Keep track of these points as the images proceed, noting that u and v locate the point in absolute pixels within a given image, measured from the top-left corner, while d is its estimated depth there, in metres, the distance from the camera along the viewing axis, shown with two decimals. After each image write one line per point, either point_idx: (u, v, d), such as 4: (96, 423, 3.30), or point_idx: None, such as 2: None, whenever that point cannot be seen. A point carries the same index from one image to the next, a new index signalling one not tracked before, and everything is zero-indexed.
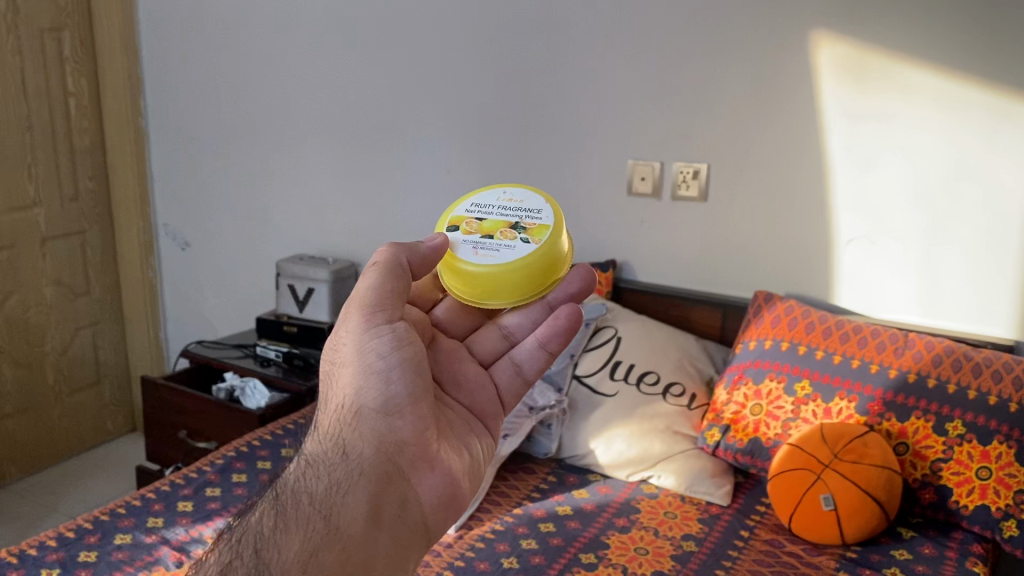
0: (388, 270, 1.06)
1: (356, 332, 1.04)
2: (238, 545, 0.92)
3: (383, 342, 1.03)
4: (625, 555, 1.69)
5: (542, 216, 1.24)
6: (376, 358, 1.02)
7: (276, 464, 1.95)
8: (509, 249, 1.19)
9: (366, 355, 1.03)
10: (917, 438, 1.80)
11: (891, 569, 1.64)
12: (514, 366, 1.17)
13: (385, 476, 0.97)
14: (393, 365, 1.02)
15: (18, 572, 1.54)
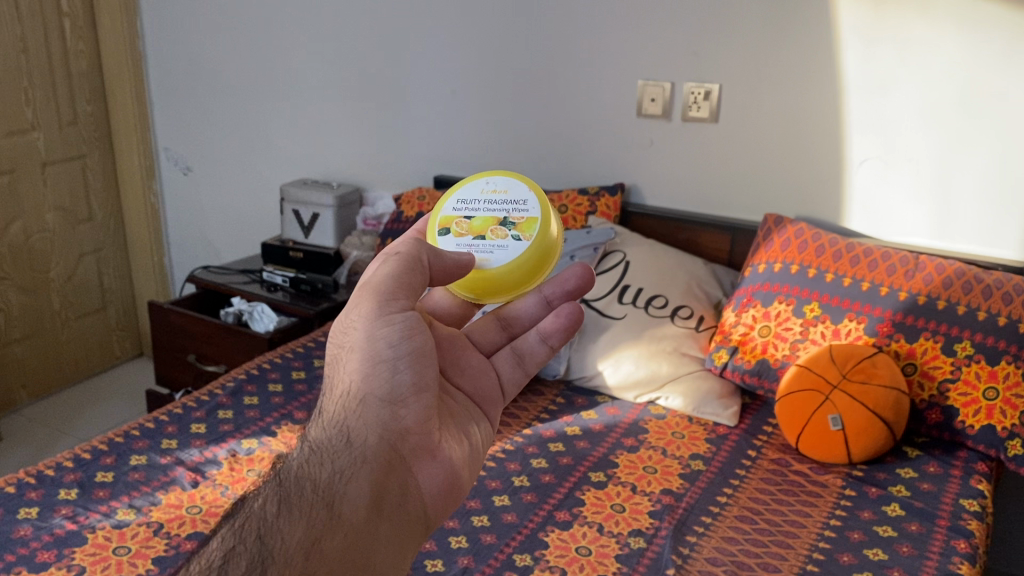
0: (405, 265, 0.95)
1: (366, 320, 0.94)
2: (239, 531, 0.81)
3: (394, 335, 0.94)
4: (633, 474, 1.72)
5: (528, 206, 1.14)
6: (386, 348, 0.93)
7: (288, 387, 1.96)
8: (502, 249, 1.10)
9: (376, 346, 0.93)
10: (925, 359, 1.80)
11: (897, 487, 1.66)
12: (516, 356, 1.11)
13: (387, 466, 0.90)
14: (400, 355, 0.94)
15: (38, 492, 1.55)
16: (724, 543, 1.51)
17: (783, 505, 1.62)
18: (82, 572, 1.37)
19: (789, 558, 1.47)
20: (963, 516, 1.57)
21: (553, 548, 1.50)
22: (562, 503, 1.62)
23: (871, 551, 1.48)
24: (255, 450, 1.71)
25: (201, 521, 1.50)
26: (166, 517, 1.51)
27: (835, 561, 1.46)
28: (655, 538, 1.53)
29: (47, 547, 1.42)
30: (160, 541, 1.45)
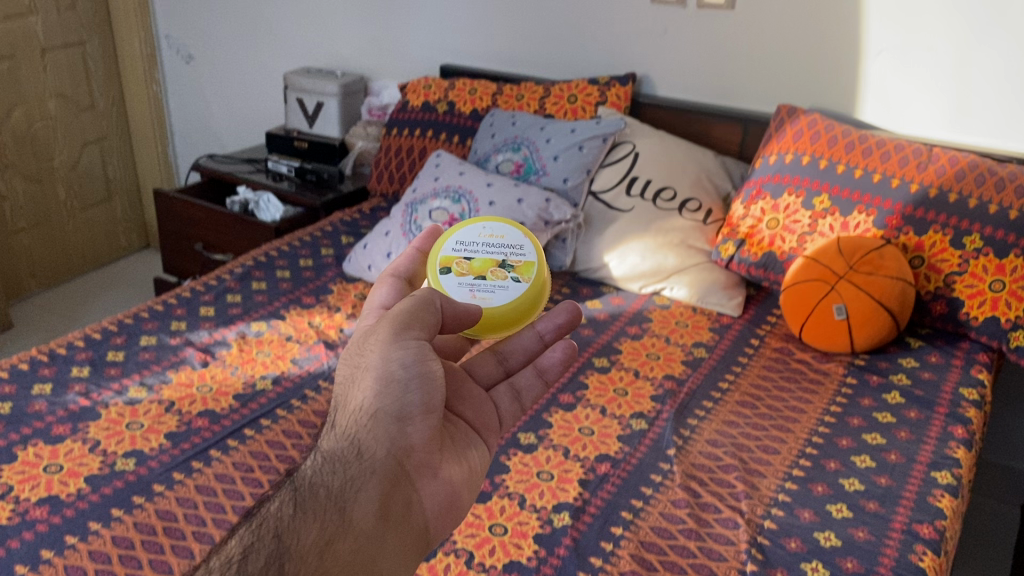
0: (422, 303, 0.95)
1: (382, 342, 0.92)
2: (257, 529, 0.78)
3: (411, 358, 0.91)
4: (637, 360, 1.74)
5: (525, 253, 1.24)
6: (401, 369, 0.91)
7: (296, 275, 1.98)
8: (504, 288, 1.19)
9: (391, 368, 0.91)
10: (932, 252, 1.80)
11: (898, 376, 1.68)
12: (514, 390, 1.09)
13: (394, 483, 0.88)
14: (415, 377, 0.91)
15: (51, 369, 1.57)
16: (725, 427, 1.54)
17: (784, 391, 1.64)
18: (98, 444, 1.40)
19: (788, 441, 1.50)
20: (962, 404, 1.59)
21: (556, 428, 1.54)
22: (566, 387, 1.65)
23: (869, 435, 1.51)
24: (264, 333, 1.75)
25: (212, 399, 1.54)
26: (178, 395, 1.54)
27: (833, 445, 1.49)
28: (657, 421, 1.56)
29: (62, 421, 1.45)
30: (173, 418, 1.48)
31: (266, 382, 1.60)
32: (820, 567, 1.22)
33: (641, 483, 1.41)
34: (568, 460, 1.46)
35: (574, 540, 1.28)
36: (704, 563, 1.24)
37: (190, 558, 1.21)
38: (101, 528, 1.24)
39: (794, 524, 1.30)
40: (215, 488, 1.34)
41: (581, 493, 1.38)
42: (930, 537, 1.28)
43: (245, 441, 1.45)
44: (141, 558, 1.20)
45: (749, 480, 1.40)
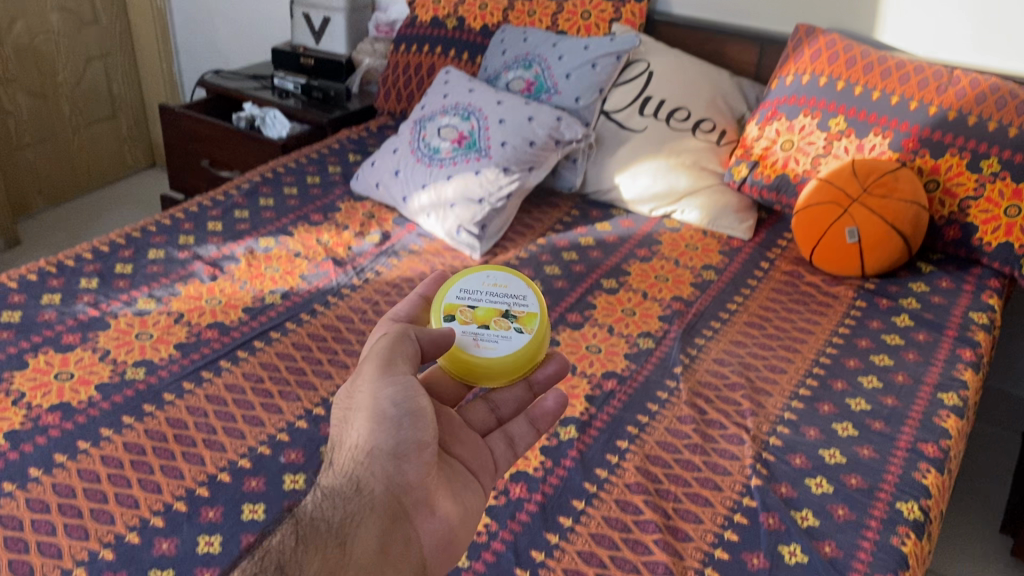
0: (399, 337, 0.97)
1: (370, 380, 0.94)
2: (261, 561, 0.76)
3: (402, 393, 0.93)
4: (645, 282, 1.73)
5: (529, 303, 1.15)
6: (393, 403, 0.92)
7: (303, 192, 1.96)
8: (507, 338, 1.09)
9: (383, 404, 0.92)
10: (948, 175, 1.77)
11: (908, 300, 1.67)
12: (508, 439, 1.08)
13: (392, 518, 0.88)
14: (407, 412, 0.92)
15: (59, 281, 1.57)
16: (732, 347, 1.54)
17: (793, 314, 1.64)
18: (108, 354, 1.41)
19: (796, 361, 1.50)
20: (971, 328, 1.58)
21: (564, 345, 1.54)
22: (574, 306, 1.65)
23: (877, 357, 1.51)
24: (272, 249, 1.74)
25: (221, 312, 1.54)
26: (187, 308, 1.54)
27: (840, 365, 1.49)
28: (664, 340, 1.56)
29: (72, 331, 1.45)
30: (182, 330, 1.49)
31: (275, 296, 1.60)
32: (824, 482, 1.23)
33: (647, 400, 1.41)
34: (575, 376, 1.47)
35: (581, 453, 1.29)
36: (709, 476, 1.25)
37: (201, 465, 1.22)
38: (113, 435, 1.26)
39: (799, 441, 1.31)
40: (225, 398, 1.35)
41: (588, 408, 1.39)
42: (935, 455, 1.28)
43: (255, 353, 1.46)
44: (153, 463, 1.21)
45: (756, 398, 1.41)
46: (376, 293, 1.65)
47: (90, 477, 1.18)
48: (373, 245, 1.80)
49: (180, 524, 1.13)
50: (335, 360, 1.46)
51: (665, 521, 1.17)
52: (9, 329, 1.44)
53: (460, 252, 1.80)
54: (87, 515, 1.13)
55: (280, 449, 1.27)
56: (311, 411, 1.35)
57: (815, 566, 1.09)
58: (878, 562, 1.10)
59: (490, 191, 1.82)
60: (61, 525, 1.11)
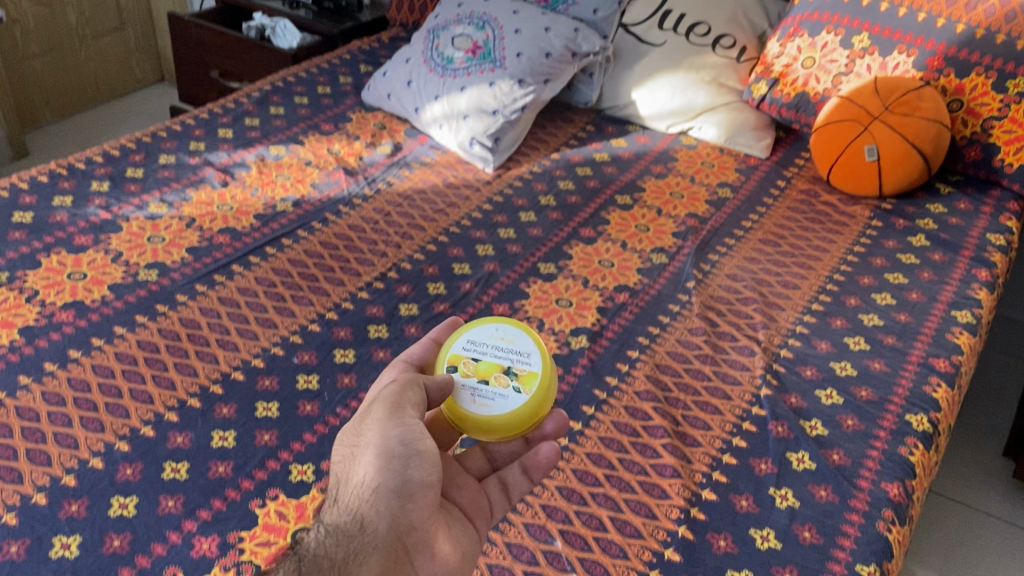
0: (407, 382, 0.88)
1: (378, 421, 0.84)
2: None
3: (411, 436, 0.84)
4: (660, 199, 1.71)
5: (535, 362, 0.98)
6: (402, 443, 0.83)
7: (314, 102, 1.93)
8: (503, 398, 0.94)
9: (391, 445, 0.83)
10: (973, 96, 1.72)
11: (925, 221, 1.65)
12: (503, 484, 0.96)
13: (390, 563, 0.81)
14: (415, 453, 0.83)
15: (70, 183, 1.56)
16: (746, 263, 1.53)
17: (808, 232, 1.62)
18: (120, 256, 1.41)
19: (809, 278, 1.49)
20: (987, 249, 1.57)
21: (576, 259, 1.53)
22: (587, 221, 1.64)
23: (891, 275, 1.49)
24: (283, 157, 1.72)
25: (233, 218, 1.53)
26: (198, 213, 1.53)
27: (854, 282, 1.48)
28: (677, 255, 1.55)
29: (84, 232, 1.45)
30: (193, 234, 1.48)
31: (287, 204, 1.60)
32: (834, 393, 1.23)
33: (658, 312, 1.41)
34: (587, 289, 1.46)
35: (591, 361, 1.30)
36: (718, 385, 1.25)
37: (215, 364, 1.23)
38: (126, 333, 1.26)
39: (811, 353, 1.31)
40: (237, 301, 1.35)
41: (599, 319, 1.39)
42: (946, 370, 1.28)
43: (267, 258, 1.45)
44: (167, 361, 1.22)
45: (768, 312, 1.40)
46: (387, 204, 1.64)
47: (105, 373, 1.19)
48: (385, 156, 1.78)
49: (194, 420, 1.14)
50: (347, 268, 1.46)
51: (674, 427, 1.17)
52: (21, 229, 1.43)
53: (473, 165, 1.78)
54: (102, 409, 1.14)
55: (293, 351, 1.27)
56: (323, 316, 1.35)
57: (823, 473, 1.10)
58: (885, 471, 1.11)
59: (504, 103, 1.79)
60: (77, 417, 1.12)
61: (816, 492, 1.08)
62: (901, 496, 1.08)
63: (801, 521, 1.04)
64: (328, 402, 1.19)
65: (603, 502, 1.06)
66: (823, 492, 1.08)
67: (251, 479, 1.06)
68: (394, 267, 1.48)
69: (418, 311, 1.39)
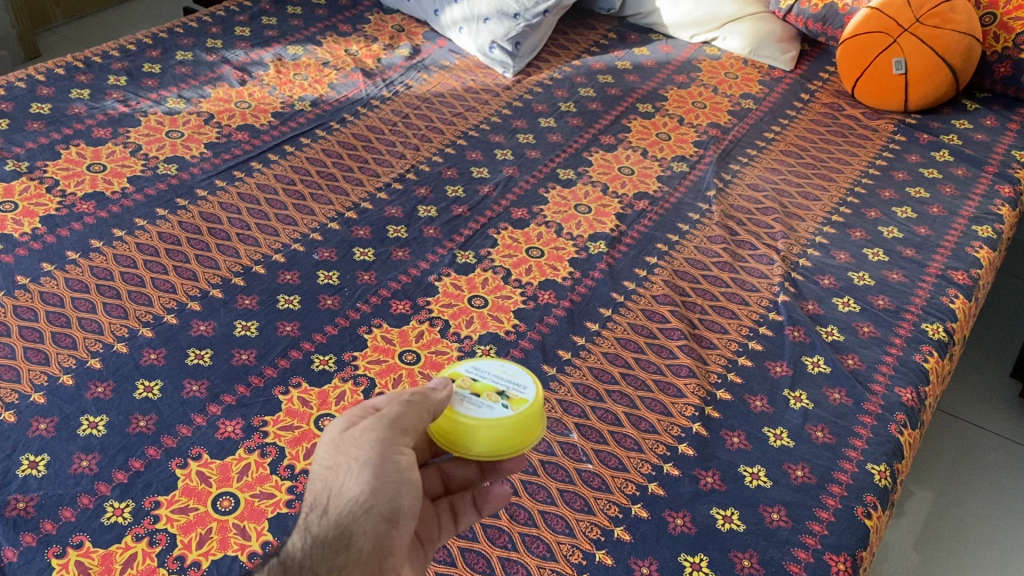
0: (413, 396, 0.73)
1: (380, 438, 0.70)
2: None
3: (408, 464, 0.71)
4: (682, 108, 1.69)
5: (532, 392, 0.80)
6: (400, 468, 0.70)
7: (332, 3, 1.90)
8: (486, 410, 0.77)
9: (389, 466, 0.69)
10: (1007, 10, 1.68)
11: (950, 136, 1.63)
12: (453, 511, 0.81)
13: None
14: (410, 481, 0.70)
15: (87, 77, 1.55)
16: (767, 174, 1.52)
17: (831, 145, 1.60)
18: (139, 149, 1.40)
19: (830, 190, 1.48)
20: (1012, 165, 1.55)
21: (596, 167, 1.52)
22: (608, 128, 1.62)
23: (913, 189, 1.48)
24: (301, 57, 1.70)
25: (251, 116, 1.52)
26: (216, 110, 1.52)
27: (875, 195, 1.47)
28: (698, 165, 1.54)
29: (102, 125, 1.44)
30: (212, 130, 1.47)
31: (305, 103, 1.58)
32: (851, 301, 1.24)
33: (677, 220, 1.41)
34: (606, 196, 1.46)
35: (609, 266, 1.30)
36: (736, 291, 1.26)
37: (236, 257, 1.24)
38: (147, 225, 1.27)
39: (829, 263, 1.31)
40: (256, 198, 1.35)
41: (618, 225, 1.39)
42: (964, 283, 1.28)
43: (286, 156, 1.45)
44: (188, 253, 1.23)
45: (788, 223, 1.40)
46: (405, 106, 1.62)
47: (127, 262, 1.20)
48: (403, 59, 1.75)
49: (216, 309, 1.15)
50: (365, 169, 1.46)
51: (691, 330, 1.18)
52: (39, 120, 1.43)
53: (493, 70, 1.76)
54: (126, 297, 1.15)
55: (313, 248, 1.28)
56: (343, 215, 1.35)
57: (837, 376, 1.11)
58: (899, 376, 1.12)
59: (526, 6, 1.75)
60: (101, 304, 1.13)
61: (830, 394, 1.09)
62: (914, 400, 1.09)
63: (815, 421, 1.05)
64: (349, 297, 1.20)
65: (619, 399, 1.07)
66: (837, 395, 1.09)
67: (273, 368, 1.08)
68: (413, 169, 1.48)
69: (436, 213, 1.39)
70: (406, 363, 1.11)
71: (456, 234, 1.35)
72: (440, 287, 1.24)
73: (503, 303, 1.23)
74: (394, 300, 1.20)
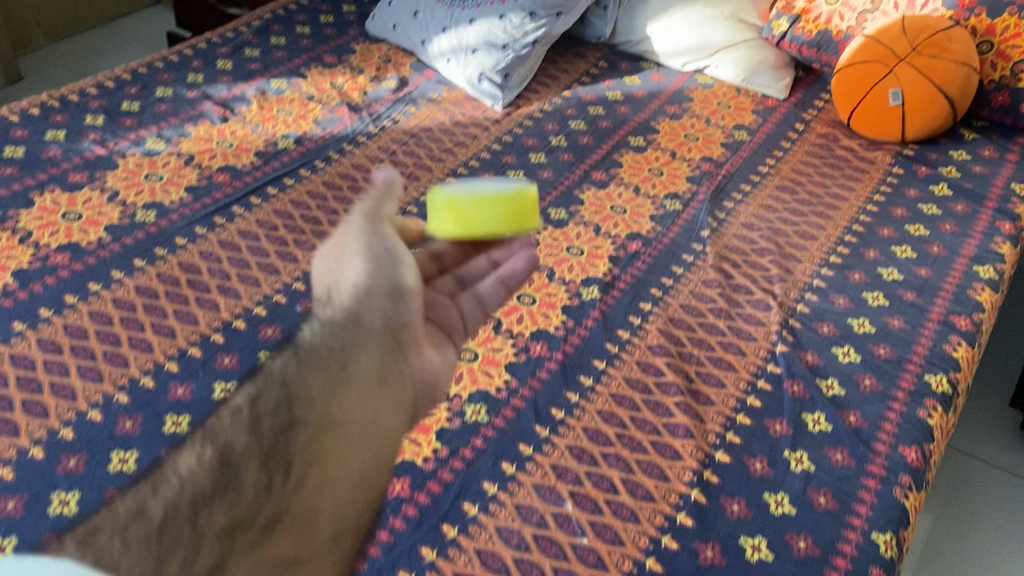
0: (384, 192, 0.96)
1: (362, 227, 0.92)
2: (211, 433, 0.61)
3: (392, 239, 0.91)
4: (675, 141, 1.66)
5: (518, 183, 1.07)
6: (399, 254, 0.90)
7: (317, 33, 1.86)
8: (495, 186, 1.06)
9: (390, 252, 0.89)
10: (1004, 37, 1.65)
11: (948, 169, 1.59)
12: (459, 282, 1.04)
13: (384, 350, 0.78)
14: (404, 259, 0.90)
15: (63, 117, 1.50)
16: (763, 211, 1.48)
17: (827, 179, 1.57)
18: (116, 195, 1.36)
19: (828, 229, 1.44)
20: (1012, 199, 1.52)
21: (588, 205, 1.49)
22: (600, 164, 1.59)
23: (912, 227, 1.45)
24: (285, 91, 1.66)
25: (233, 156, 1.48)
26: (197, 150, 1.48)
27: (873, 234, 1.43)
28: (692, 202, 1.50)
29: (78, 170, 1.39)
30: (192, 173, 1.43)
31: (289, 141, 1.54)
32: (852, 351, 1.20)
33: (672, 262, 1.37)
34: (599, 237, 1.42)
35: (603, 313, 1.26)
36: (733, 341, 1.22)
37: (216, 311, 1.19)
38: (124, 278, 1.22)
39: (828, 309, 1.28)
40: (238, 245, 1.31)
41: (611, 269, 1.35)
42: (967, 329, 1.25)
43: (269, 199, 1.40)
44: (166, 308, 1.19)
45: (785, 265, 1.36)
46: (392, 142, 1.58)
47: (103, 319, 1.16)
48: (390, 91, 1.71)
49: (195, 370, 1.11)
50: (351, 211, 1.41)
51: (688, 384, 1.14)
52: (13, 165, 1.38)
53: (481, 102, 1.71)
54: (101, 358, 1.10)
55: (296, 298, 1.24)
56: None
57: (839, 435, 1.08)
58: (903, 435, 1.09)
59: (514, 37, 1.72)
60: (75, 367, 1.09)
61: (833, 455, 1.05)
62: (919, 461, 1.06)
63: (817, 486, 1.02)
64: None
65: (615, 463, 1.03)
66: (840, 456, 1.05)
67: None
68: (400, 210, 1.43)
69: None
70: None
71: None
72: None
73: (493, 355, 1.18)
74: None
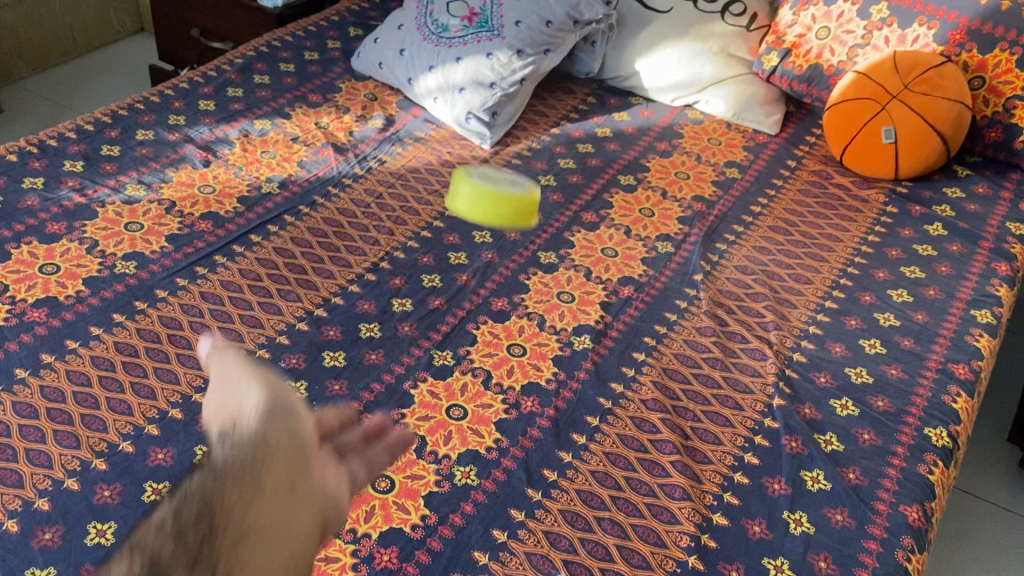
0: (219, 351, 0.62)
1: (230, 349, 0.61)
2: None
3: (254, 373, 0.58)
4: (665, 180, 1.64)
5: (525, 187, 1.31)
6: (263, 376, 0.57)
7: (301, 70, 1.83)
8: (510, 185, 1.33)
9: (255, 376, 0.57)
10: (996, 73, 1.63)
11: (942, 208, 1.58)
12: None
13: (287, 469, 0.52)
14: (264, 386, 0.56)
15: (41, 163, 1.47)
16: (756, 254, 1.46)
17: (821, 219, 1.55)
18: (96, 246, 1.33)
19: (822, 272, 1.42)
20: (1007, 239, 1.50)
21: (579, 248, 1.46)
22: (590, 204, 1.56)
23: (907, 269, 1.43)
24: (268, 132, 1.63)
25: (216, 202, 1.45)
26: (178, 196, 1.45)
27: (868, 277, 1.41)
28: (684, 244, 1.48)
29: (56, 219, 1.36)
30: (173, 220, 1.40)
31: (273, 185, 1.51)
32: (850, 404, 1.18)
33: (664, 309, 1.34)
34: (590, 282, 1.39)
35: (595, 364, 1.23)
36: (729, 394, 1.19)
37: (197, 368, 1.16)
38: (102, 334, 1.19)
39: (824, 357, 1.25)
40: (220, 297, 1.28)
41: (603, 316, 1.32)
42: (966, 378, 1.23)
43: (252, 247, 1.37)
44: (146, 366, 1.15)
45: (780, 310, 1.34)
46: (379, 184, 1.55)
47: (80, 380, 1.12)
48: (376, 131, 1.68)
49: (176, 433, 1.07)
50: (336, 258, 1.38)
51: (683, 442, 1.12)
52: None
53: (469, 141, 1.69)
54: (78, 422, 1.07)
55: (279, 353, 1.20)
56: (312, 312, 1.28)
57: (839, 495, 1.05)
58: (904, 493, 1.06)
59: (502, 75, 1.70)
60: (51, 432, 1.05)
61: (832, 516, 1.03)
62: (920, 520, 1.04)
63: (817, 550, 0.99)
64: None
65: (609, 528, 1.00)
66: (840, 517, 1.03)
67: None
68: (386, 256, 1.40)
69: (411, 306, 1.31)
70: (379, 493, 1.03)
71: (434, 330, 1.27)
72: (416, 396, 1.16)
73: (483, 412, 1.15)
74: (366, 415, 1.13)
